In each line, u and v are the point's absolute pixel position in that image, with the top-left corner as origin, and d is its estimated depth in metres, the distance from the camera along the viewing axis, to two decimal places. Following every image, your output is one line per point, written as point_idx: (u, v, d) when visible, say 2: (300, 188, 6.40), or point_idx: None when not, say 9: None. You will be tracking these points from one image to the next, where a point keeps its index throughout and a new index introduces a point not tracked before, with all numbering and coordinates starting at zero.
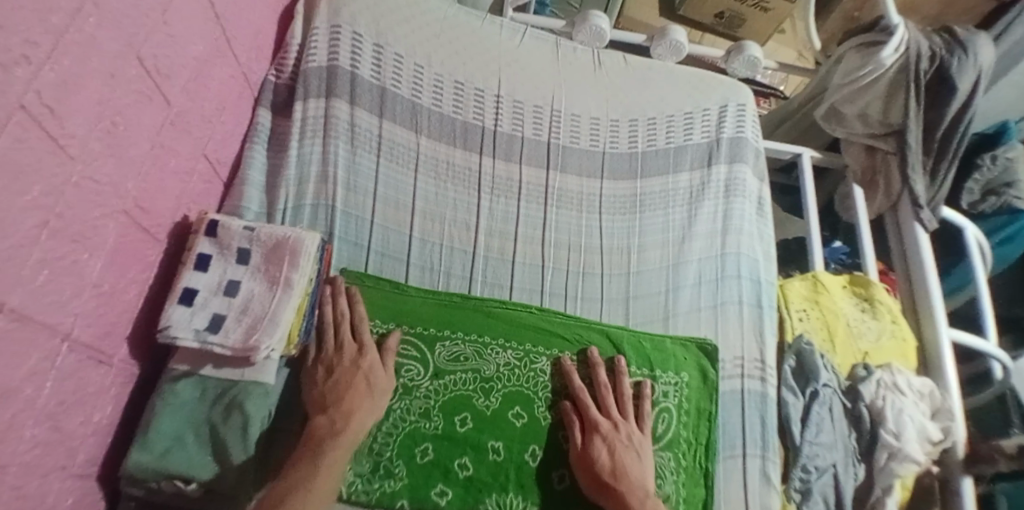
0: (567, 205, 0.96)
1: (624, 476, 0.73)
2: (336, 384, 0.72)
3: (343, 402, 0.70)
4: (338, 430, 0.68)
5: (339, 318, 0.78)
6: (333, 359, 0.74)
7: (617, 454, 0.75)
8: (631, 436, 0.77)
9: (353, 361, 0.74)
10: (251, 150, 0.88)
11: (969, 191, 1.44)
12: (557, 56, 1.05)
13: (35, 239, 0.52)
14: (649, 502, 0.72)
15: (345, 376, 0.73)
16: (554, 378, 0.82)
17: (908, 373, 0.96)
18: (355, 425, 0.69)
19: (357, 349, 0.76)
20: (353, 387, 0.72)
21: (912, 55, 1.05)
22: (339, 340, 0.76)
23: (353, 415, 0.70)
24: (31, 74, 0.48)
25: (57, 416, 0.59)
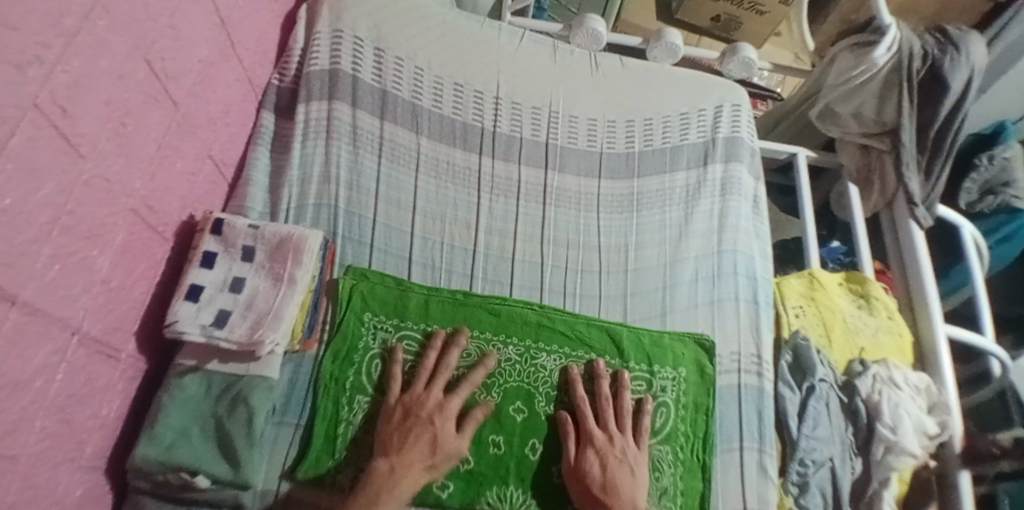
0: (566, 204, 0.98)
1: (615, 492, 0.73)
2: (404, 433, 0.72)
3: (403, 453, 0.71)
4: (393, 481, 0.68)
5: (440, 365, 0.79)
6: (412, 406, 0.75)
7: (610, 469, 0.75)
8: (626, 450, 0.77)
9: (431, 414, 0.74)
10: (254, 151, 0.90)
11: (967, 191, 1.46)
12: (555, 59, 1.07)
13: (47, 234, 0.54)
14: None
15: (417, 426, 0.73)
16: (559, 385, 0.83)
17: (904, 369, 0.97)
18: (408, 481, 0.69)
19: (440, 400, 0.76)
20: (422, 440, 0.72)
21: (904, 55, 1.07)
22: (430, 389, 0.77)
23: (409, 470, 0.70)
24: (44, 75, 0.50)
25: (67, 409, 0.60)
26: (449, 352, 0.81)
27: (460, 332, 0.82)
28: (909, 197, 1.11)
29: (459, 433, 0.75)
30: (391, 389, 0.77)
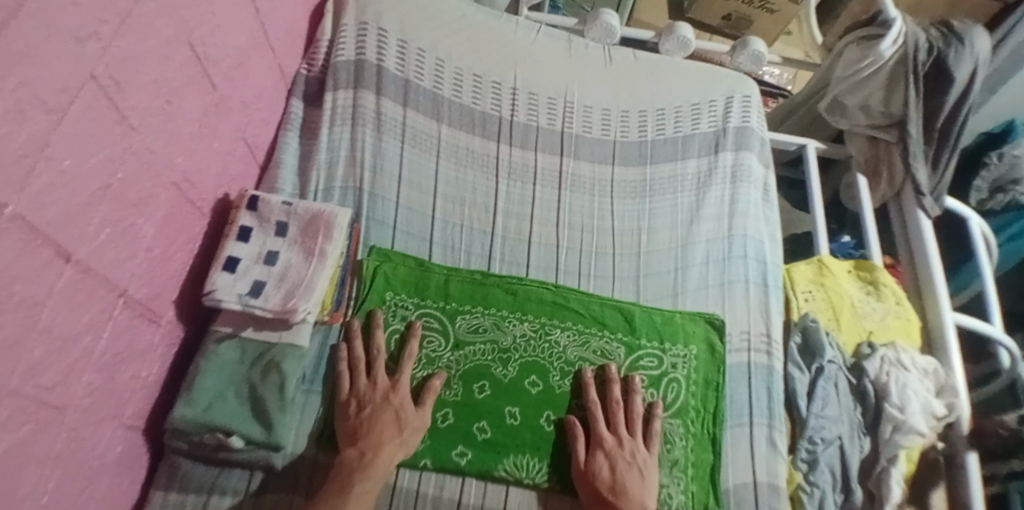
0: (580, 190, 1.01)
1: (624, 492, 0.75)
2: (367, 419, 0.75)
3: (369, 437, 0.73)
4: (366, 463, 0.71)
5: (373, 351, 0.81)
6: (365, 395, 0.78)
7: (619, 471, 0.77)
8: (636, 453, 0.79)
9: (385, 397, 0.77)
10: (284, 136, 0.94)
11: (978, 189, 1.49)
12: (570, 51, 1.11)
13: (100, 199, 0.58)
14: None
15: (378, 411, 0.76)
16: (573, 388, 0.85)
17: (912, 352, 0.99)
18: (382, 459, 0.72)
19: (390, 385, 0.79)
20: (384, 422, 0.75)
21: (910, 47, 1.09)
22: (374, 377, 0.79)
23: (380, 449, 0.73)
24: (101, 50, 0.54)
25: (112, 367, 0.64)
26: (373, 335, 0.83)
27: (375, 316, 0.84)
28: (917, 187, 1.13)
29: (419, 408, 0.78)
30: (339, 378, 0.79)
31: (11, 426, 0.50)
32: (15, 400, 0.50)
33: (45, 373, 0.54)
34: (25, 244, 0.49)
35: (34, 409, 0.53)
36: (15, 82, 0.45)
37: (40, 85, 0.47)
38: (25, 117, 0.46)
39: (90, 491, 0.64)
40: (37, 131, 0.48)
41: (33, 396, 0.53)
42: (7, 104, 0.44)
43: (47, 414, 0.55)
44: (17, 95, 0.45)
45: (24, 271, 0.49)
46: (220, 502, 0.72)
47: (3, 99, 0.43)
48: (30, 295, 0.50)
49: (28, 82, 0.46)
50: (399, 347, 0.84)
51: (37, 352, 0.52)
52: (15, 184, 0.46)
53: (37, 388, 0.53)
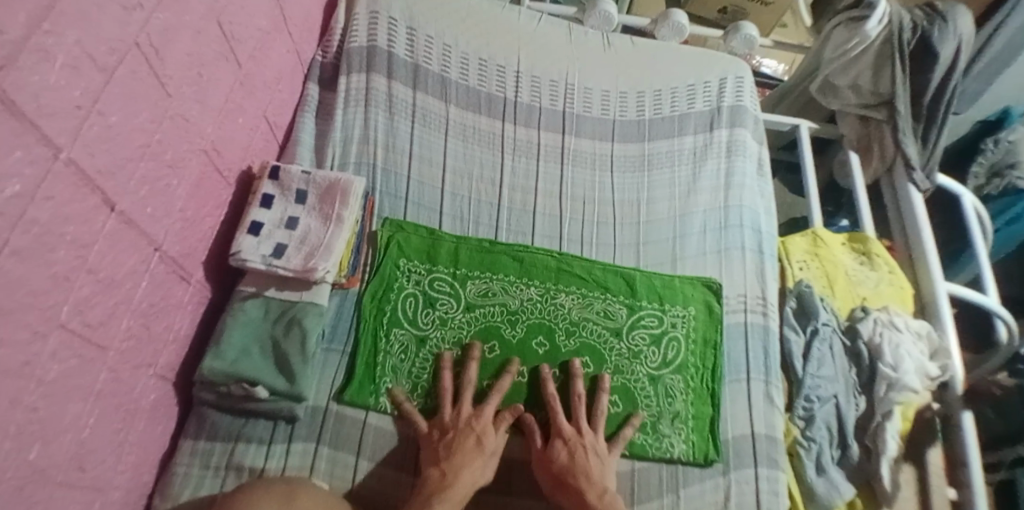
0: (582, 164, 1.06)
1: (583, 474, 0.75)
2: (449, 444, 0.75)
3: (453, 458, 0.74)
4: (449, 483, 0.71)
5: (462, 383, 0.83)
6: (448, 422, 0.79)
7: (578, 457, 0.77)
8: (595, 444, 0.79)
9: (468, 422, 0.78)
10: (302, 117, 1.00)
11: (975, 175, 1.56)
12: (570, 38, 1.15)
13: (141, 155, 0.63)
14: (606, 499, 0.74)
15: (459, 436, 0.76)
16: (530, 385, 0.86)
17: (905, 316, 1.02)
18: (463, 480, 0.72)
19: (474, 411, 0.80)
20: (466, 444, 0.75)
21: (895, 26, 1.14)
22: (460, 404, 0.80)
23: (461, 471, 0.73)
24: (143, 18, 0.60)
25: (148, 317, 0.69)
26: (467, 365, 0.84)
27: (472, 348, 0.85)
28: (907, 161, 1.18)
29: (498, 431, 0.79)
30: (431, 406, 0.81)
31: (60, 357, 0.55)
32: (64, 333, 0.55)
33: (91, 311, 0.59)
34: (78, 188, 0.54)
35: (80, 345, 0.58)
36: (72, 40, 0.50)
37: (92, 45, 0.53)
38: (78, 72, 0.52)
39: (127, 432, 0.68)
40: (89, 86, 0.53)
41: (79, 331, 0.57)
42: (64, 58, 0.49)
43: (91, 351, 0.60)
44: (72, 51, 0.50)
45: (75, 214, 0.54)
46: (246, 450, 0.77)
47: (61, 53, 0.49)
48: (79, 237, 0.56)
49: (82, 41, 0.52)
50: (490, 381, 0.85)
51: (84, 290, 0.57)
52: (69, 132, 0.52)
53: (83, 325, 0.58)
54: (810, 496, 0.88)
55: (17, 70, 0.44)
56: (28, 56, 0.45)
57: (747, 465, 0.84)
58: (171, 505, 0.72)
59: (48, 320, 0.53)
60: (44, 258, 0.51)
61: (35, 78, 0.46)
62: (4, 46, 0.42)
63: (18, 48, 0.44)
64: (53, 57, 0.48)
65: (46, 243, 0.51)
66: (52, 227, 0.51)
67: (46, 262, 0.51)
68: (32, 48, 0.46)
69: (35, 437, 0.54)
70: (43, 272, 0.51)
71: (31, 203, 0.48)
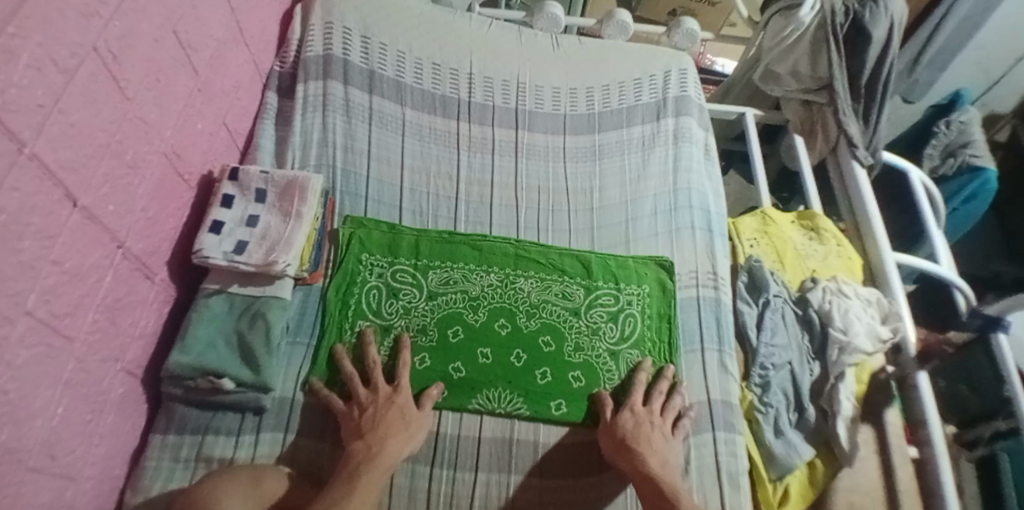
0: (536, 157, 1.11)
1: (645, 440, 0.79)
2: (372, 417, 0.78)
3: (378, 429, 0.76)
4: (373, 454, 0.73)
5: (368, 364, 0.84)
6: (367, 400, 0.80)
7: (643, 427, 0.81)
8: (660, 421, 0.83)
9: (388, 398, 0.80)
10: (262, 124, 1.04)
11: (930, 156, 1.60)
12: (520, 40, 1.21)
13: (102, 154, 0.68)
14: (666, 468, 0.77)
15: (381, 410, 0.79)
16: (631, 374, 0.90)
17: (853, 284, 1.06)
18: (389, 449, 0.74)
19: (392, 389, 0.82)
20: (390, 419, 0.78)
21: (827, 12, 1.21)
22: (376, 383, 0.82)
23: (386, 441, 0.75)
24: (102, 25, 0.65)
25: (113, 311, 0.73)
26: (365, 349, 0.86)
27: (364, 333, 0.87)
28: (850, 140, 1.24)
29: (421, 408, 0.81)
30: (351, 383, 0.82)
31: (27, 342, 0.59)
32: (32, 320, 0.59)
33: (57, 301, 0.63)
34: (42, 182, 0.59)
35: (47, 333, 0.62)
36: (35, 43, 0.55)
37: (54, 50, 0.58)
38: (41, 74, 0.57)
39: (96, 423, 0.72)
40: (51, 87, 0.58)
41: (45, 320, 0.62)
42: (28, 59, 0.54)
43: (58, 340, 0.64)
44: (36, 53, 0.55)
45: (38, 206, 0.59)
46: (215, 441, 0.79)
47: (26, 54, 0.54)
48: (43, 228, 0.60)
49: (43, 44, 0.56)
50: (391, 358, 0.87)
51: (51, 280, 0.62)
52: (34, 127, 0.56)
53: (50, 315, 0.62)
54: (769, 458, 0.92)
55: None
56: None
57: (705, 430, 0.87)
58: (142, 497, 0.74)
59: (16, 306, 0.57)
60: (11, 245, 0.55)
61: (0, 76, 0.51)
62: None
63: None
64: (17, 57, 0.53)
65: (12, 232, 0.55)
66: (18, 216, 0.56)
67: (13, 251, 0.56)
68: None
69: (6, 418, 0.57)
70: (9, 260, 0.55)
71: None
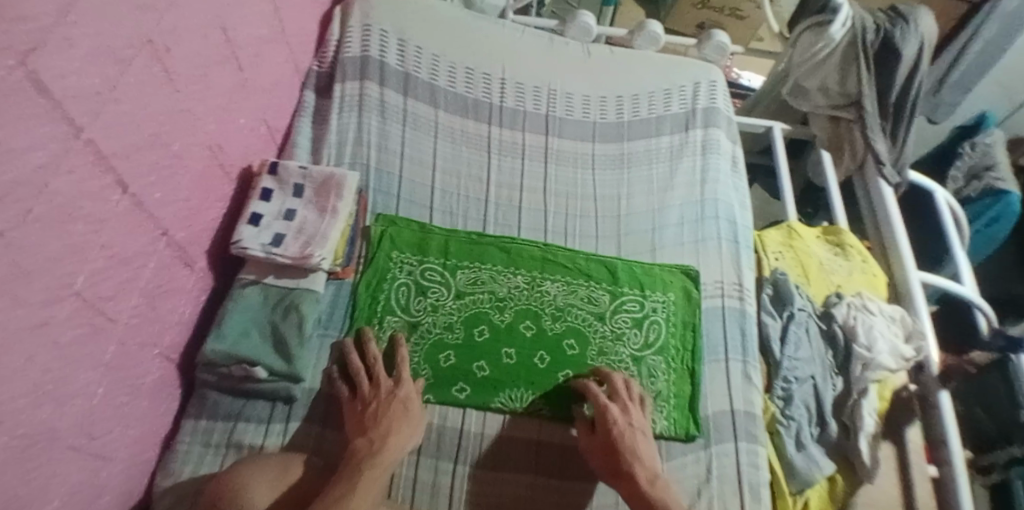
0: (564, 163, 1.12)
1: (630, 453, 0.78)
2: (375, 412, 0.78)
3: (380, 426, 0.76)
4: (376, 450, 0.73)
5: (370, 360, 0.84)
6: (369, 395, 0.80)
7: (627, 437, 0.79)
8: (639, 423, 0.82)
9: (389, 392, 0.80)
10: (299, 122, 1.06)
11: (954, 179, 1.59)
12: (552, 47, 1.22)
13: (151, 144, 0.70)
14: (657, 484, 0.75)
15: (382, 405, 0.79)
16: (662, 384, 0.91)
17: (877, 300, 1.06)
18: (391, 445, 0.75)
19: (393, 383, 0.82)
20: (392, 413, 0.78)
21: (858, 29, 1.21)
22: (376, 376, 0.82)
23: (389, 437, 0.75)
24: (155, 19, 0.67)
25: (153, 297, 0.75)
26: (366, 346, 0.86)
27: (364, 332, 0.87)
28: (878, 158, 1.24)
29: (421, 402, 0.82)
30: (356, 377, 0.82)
31: (72, 322, 0.61)
32: (79, 301, 0.61)
33: (102, 284, 0.65)
34: (95, 167, 0.61)
35: (91, 315, 0.64)
36: (92, 33, 0.57)
37: (110, 40, 0.60)
38: (97, 63, 0.59)
39: (132, 406, 0.74)
40: (106, 76, 0.61)
41: (91, 302, 0.64)
42: (85, 48, 0.57)
43: (101, 322, 0.66)
44: (93, 42, 0.58)
45: (89, 191, 0.61)
46: (245, 428, 0.81)
47: (84, 43, 0.56)
48: (94, 213, 0.62)
49: (100, 34, 0.59)
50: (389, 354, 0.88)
51: (98, 264, 0.64)
52: (89, 114, 0.59)
53: (95, 297, 0.64)
54: (790, 472, 0.91)
55: (44, 53, 0.51)
56: (54, 43, 0.52)
57: (728, 440, 0.88)
58: (173, 481, 0.76)
59: (64, 287, 0.59)
60: (62, 228, 0.57)
61: (60, 63, 0.54)
62: (34, 31, 0.50)
63: (45, 36, 0.51)
64: (75, 45, 0.55)
65: (64, 215, 0.57)
66: (70, 200, 0.58)
67: (64, 232, 0.58)
68: (58, 37, 0.53)
69: (49, 395, 0.59)
70: (61, 241, 0.58)
71: (53, 176, 0.55)
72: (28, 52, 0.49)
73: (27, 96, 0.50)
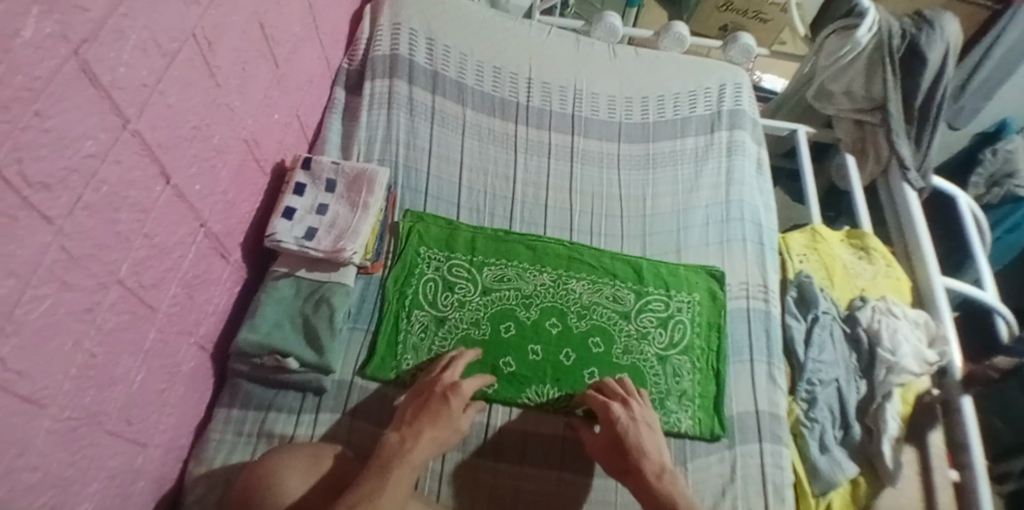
0: (590, 162, 1.13)
1: (636, 447, 0.77)
2: (419, 409, 0.77)
3: (415, 424, 0.74)
4: (406, 450, 0.70)
5: (447, 364, 0.84)
6: (425, 388, 0.80)
7: (631, 432, 0.78)
8: (644, 415, 0.81)
9: (443, 393, 0.79)
10: (329, 118, 1.08)
11: (975, 185, 1.58)
12: (578, 48, 1.23)
13: (193, 137, 0.72)
14: (664, 478, 0.73)
15: (432, 403, 0.78)
16: (688, 384, 0.91)
17: (902, 304, 1.06)
18: (422, 446, 0.72)
19: (452, 383, 0.80)
20: (433, 412, 0.76)
21: (884, 33, 1.21)
22: (443, 373, 0.82)
23: (421, 435, 0.73)
24: (199, 13, 0.69)
25: (191, 287, 0.77)
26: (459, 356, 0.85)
27: (465, 352, 0.86)
28: (902, 162, 1.24)
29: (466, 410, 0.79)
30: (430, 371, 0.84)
31: (117, 309, 0.63)
32: (123, 288, 0.63)
33: (144, 273, 0.67)
34: (141, 157, 0.62)
35: (134, 302, 0.65)
36: (141, 25, 0.59)
37: (158, 34, 0.62)
38: (145, 55, 0.60)
39: (168, 394, 0.76)
40: (153, 69, 0.62)
41: (134, 290, 0.65)
42: (134, 40, 0.58)
43: (143, 310, 0.67)
44: (142, 35, 0.59)
45: (135, 181, 0.62)
46: (276, 418, 0.82)
47: (133, 35, 0.58)
48: (139, 202, 0.64)
49: (149, 27, 0.60)
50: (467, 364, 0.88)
51: (141, 253, 0.65)
52: (136, 106, 0.60)
53: (138, 285, 0.66)
54: (813, 473, 0.91)
55: (95, 45, 0.53)
56: (105, 34, 0.54)
57: (753, 440, 0.88)
58: (205, 468, 0.77)
59: (110, 274, 0.60)
60: (108, 216, 0.59)
61: (111, 54, 0.55)
62: (86, 23, 0.51)
63: (97, 27, 0.53)
64: (125, 37, 0.57)
65: (112, 203, 0.59)
66: (117, 189, 0.59)
67: (111, 220, 0.59)
68: (110, 28, 0.55)
69: (93, 380, 0.61)
70: (108, 229, 0.59)
71: (102, 165, 0.56)
72: (80, 43, 0.51)
73: (78, 87, 0.52)
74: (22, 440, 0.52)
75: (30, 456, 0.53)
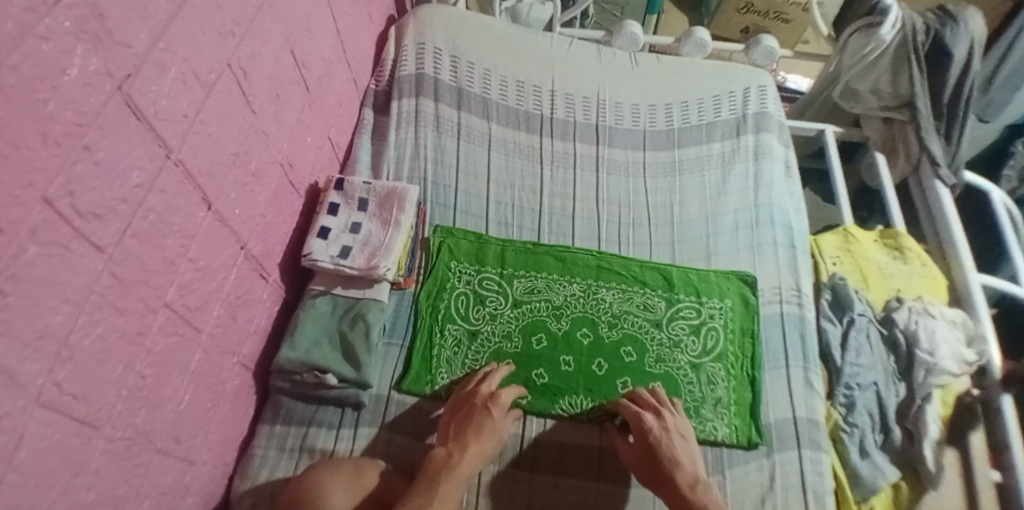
0: (616, 171, 1.13)
1: (670, 458, 0.77)
2: (461, 422, 0.78)
3: (460, 438, 0.76)
4: (454, 463, 0.72)
5: (483, 377, 0.85)
6: (463, 400, 0.82)
7: (666, 444, 0.78)
8: (678, 426, 0.81)
9: (483, 403, 0.80)
10: (359, 138, 1.10)
11: (1008, 179, 1.54)
12: (599, 58, 1.24)
13: (231, 163, 0.75)
14: (698, 490, 0.73)
15: (474, 414, 0.79)
16: (725, 391, 0.91)
17: (939, 305, 1.03)
18: (469, 459, 0.73)
19: (490, 394, 0.82)
20: (474, 425, 0.78)
21: (909, 31, 1.19)
22: (480, 385, 0.83)
23: (467, 449, 0.74)
24: (234, 45, 0.72)
25: (233, 307, 0.80)
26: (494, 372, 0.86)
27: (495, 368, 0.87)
28: (933, 159, 1.21)
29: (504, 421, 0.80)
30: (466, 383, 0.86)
31: (164, 332, 0.65)
32: (170, 311, 0.66)
33: (190, 295, 0.69)
34: (184, 185, 0.65)
35: (180, 324, 0.68)
36: (182, 59, 0.62)
37: (197, 66, 0.65)
38: (186, 87, 0.63)
39: (214, 411, 0.78)
40: (193, 100, 0.65)
41: (180, 312, 0.68)
42: (175, 73, 0.61)
43: (188, 331, 0.70)
44: (182, 68, 0.62)
45: (180, 208, 0.65)
46: (318, 433, 0.84)
47: (175, 67, 0.61)
48: (184, 228, 0.66)
49: (188, 60, 0.63)
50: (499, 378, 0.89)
51: (187, 276, 0.68)
52: (178, 136, 0.63)
53: (184, 307, 0.68)
54: (854, 479, 0.90)
55: (139, 79, 0.56)
56: (148, 69, 0.57)
57: (791, 447, 0.87)
58: (250, 484, 0.80)
59: (157, 298, 0.63)
60: (157, 242, 0.62)
61: (154, 88, 0.58)
62: (131, 58, 0.54)
63: (140, 62, 0.55)
64: (166, 70, 0.59)
65: (159, 230, 0.62)
66: (164, 216, 0.62)
67: (158, 246, 0.62)
68: (151, 62, 0.57)
69: (144, 400, 0.63)
70: (155, 255, 0.62)
71: (148, 194, 0.59)
72: (125, 78, 0.53)
73: (124, 119, 0.54)
74: (79, 459, 0.54)
75: (84, 474, 0.56)
